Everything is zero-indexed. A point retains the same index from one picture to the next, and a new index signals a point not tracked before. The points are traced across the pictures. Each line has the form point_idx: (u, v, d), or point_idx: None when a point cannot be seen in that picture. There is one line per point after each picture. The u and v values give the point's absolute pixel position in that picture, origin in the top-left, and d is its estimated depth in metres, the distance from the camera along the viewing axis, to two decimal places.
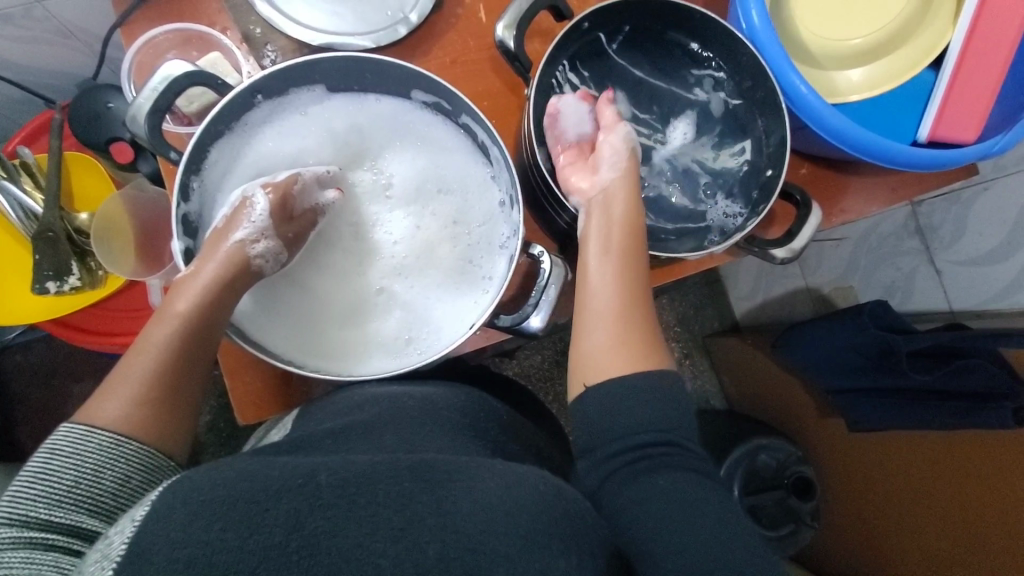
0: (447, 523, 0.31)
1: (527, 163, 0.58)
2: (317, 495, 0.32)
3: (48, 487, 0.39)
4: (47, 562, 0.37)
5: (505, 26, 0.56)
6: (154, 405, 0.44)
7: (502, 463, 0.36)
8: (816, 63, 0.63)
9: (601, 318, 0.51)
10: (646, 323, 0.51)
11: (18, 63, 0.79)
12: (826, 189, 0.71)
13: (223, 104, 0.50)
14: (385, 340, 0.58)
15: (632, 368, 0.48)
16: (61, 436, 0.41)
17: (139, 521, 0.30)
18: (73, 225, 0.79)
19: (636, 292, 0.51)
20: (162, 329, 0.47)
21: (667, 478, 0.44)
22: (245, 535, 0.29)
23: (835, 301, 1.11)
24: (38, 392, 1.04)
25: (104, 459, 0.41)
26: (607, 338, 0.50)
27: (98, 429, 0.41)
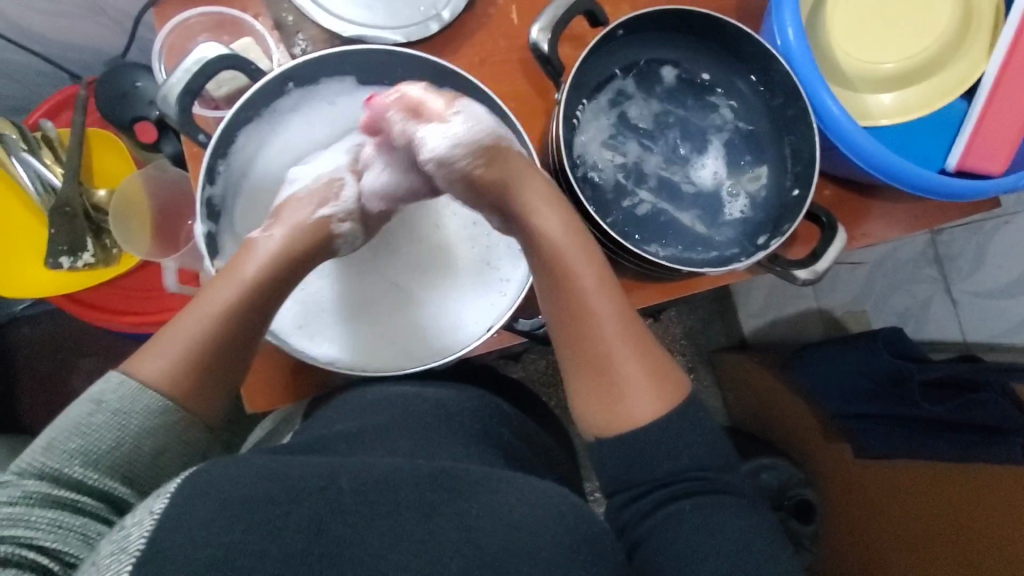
0: (471, 538, 0.32)
1: (552, 168, 0.57)
2: (339, 499, 0.32)
3: (93, 445, 0.40)
4: (75, 527, 0.37)
5: (540, 28, 0.56)
6: (204, 370, 0.44)
7: (523, 477, 0.36)
8: (849, 85, 0.63)
9: (601, 363, 0.49)
10: (649, 351, 0.50)
11: (45, 36, 0.79)
12: (850, 212, 0.71)
13: (255, 89, 0.51)
14: (413, 337, 0.58)
15: (655, 411, 0.48)
16: (114, 389, 0.41)
17: (158, 514, 0.31)
18: (90, 202, 0.79)
19: (627, 321, 0.50)
20: (222, 292, 0.47)
21: (688, 501, 0.47)
22: (268, 539, 0.30)
23: (848, 325, 1.10)
24: (44, 364, 1.04)
25: (149, 423, 0.41)
26: (608, 387, 0.49)
27: (149, 390, 0.42)
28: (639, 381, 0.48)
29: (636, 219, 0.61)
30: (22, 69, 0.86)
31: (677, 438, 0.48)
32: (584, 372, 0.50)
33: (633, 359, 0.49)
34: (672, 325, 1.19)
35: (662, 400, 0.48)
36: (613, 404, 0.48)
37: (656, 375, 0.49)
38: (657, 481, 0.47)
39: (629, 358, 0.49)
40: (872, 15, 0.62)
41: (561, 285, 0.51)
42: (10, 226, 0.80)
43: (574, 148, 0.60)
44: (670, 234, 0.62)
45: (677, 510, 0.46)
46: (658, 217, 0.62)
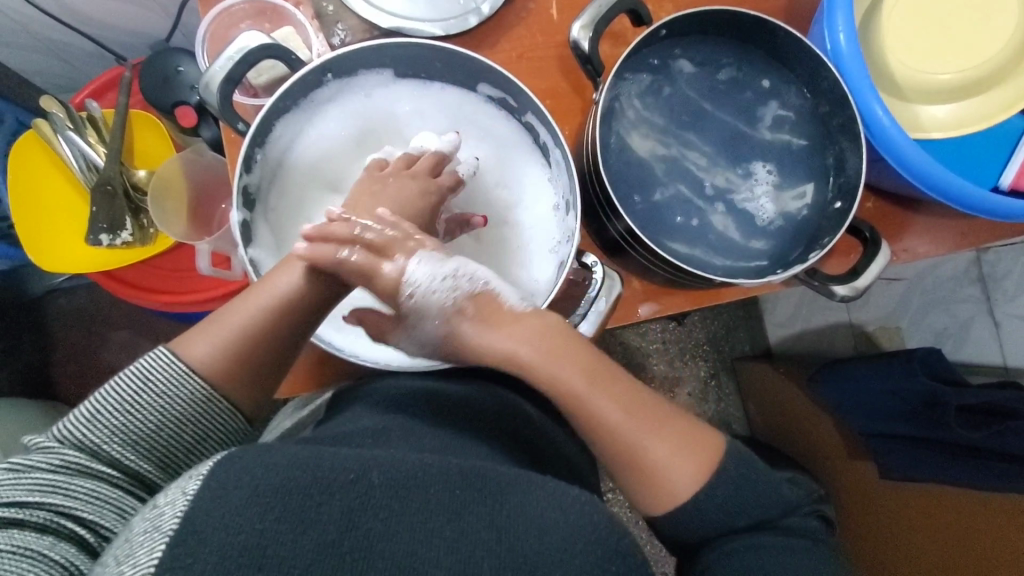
0: (502, 539, 0.32)
1: (587, 171, 0.56)
2: (370, 493, 0.33)
3: (133, 425, 0.42)
4: (110, 499, 0.41)
5: (581, 26, 0.54)
6: (245, 364, 0.45)
7: (553, 481, 0.36)
8: (901, 94, 0.60)
9: (630, 463, 0.48)
10: (680, 432, 0.50)
11: (93, 18, 0.81)
12: (893, 226, 0.68)
13: (294, 79, 0.51)
14: None
15: (690, 481, 0.49)
16: (163, 368, 0.43)
17: (191, 495, 0.31)
18: (130, 181, 0.81)
19: (636, 409, 0.48)
20: (237, 318, 0.46)
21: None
22: (300, 530, 0.30)
23: (880, 341, 1.08)
24: (79, 336, 1.08)
25: (192, 410, 0.44)
26: (656, 482, 0.49)
27: (196, 376, 0.44)
28: (671, 463, 0.48)
29: (669, 229, 0.60)
30: (69, 49, 0.88)
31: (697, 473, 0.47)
32: (618, 469, 0.49)
33: (659, 451, 0.48)
34: (696, 330, 1.17)
35: (698, 469, 0.49)
36: (659, 488, 0.49)
37: (683, 447, 0.49)
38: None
39: (654, 447, 0.48)
40: (931, 21, 0.59)
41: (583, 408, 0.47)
42: (54, 203, 0.83)
43: (609, 150, 0.59)
44: (703, 246, 0.60)
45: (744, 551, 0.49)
46: (691, 228, 0.60)
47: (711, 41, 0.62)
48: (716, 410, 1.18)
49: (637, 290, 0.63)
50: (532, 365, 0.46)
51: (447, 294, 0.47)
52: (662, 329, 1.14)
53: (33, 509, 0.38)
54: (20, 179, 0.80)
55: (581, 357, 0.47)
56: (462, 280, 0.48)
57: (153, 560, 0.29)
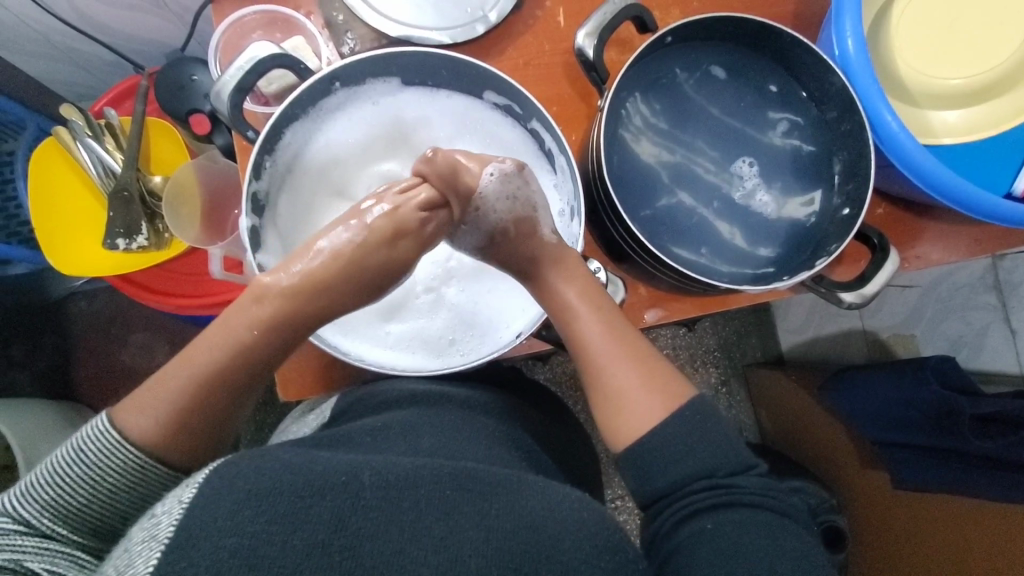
0: (490, 537, 0.33)
1: (592, 178, 0.56)
2: (361, 495, 0.33)
3: (66, 497, 0.42)
4: (59, 552, 0.40)
5: (586, 34, 0.55)
6: (207, 399, 0.45)
7: (544, 482, 0.38)
8: (912, 100, 0.59)
9: (593, 375, 0.48)
10: (650, 366, 0.47)
11: (113, 27, 0.83)
12: (903, 233, 0.67)
13: (304, 88, 0.52)
14: (452, 338, 0.58)
15: (652, 415, 0.45)
16: (98, 438, 0.43)
17: (187, 503, 0.32)
18: (147, 187, 0.83)
19: (616, 331, 0.48)
20: (168, 385, 0.44)
21: (710, 519, 0.43)
22: (290, 530, 0.31)
23: (894, 349, 1.07)
24: (96, 338, 1.10)
25: (126, 480, 0.43)
26: (616, 400, 0.46)
27: (126, 444, 0.43)
28: (634, 387, 0.46)
29: (676, 237, 0.60)
30: (90, 58, 0.90)
31: (700, 463, 0.44)
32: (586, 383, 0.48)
33: (618, 370, 0.47)
34: (706, 337, 1.16)
35: (663, 402, 0.46)
36: (617, 409, 0.46)
37: (656, 379, 0.47)
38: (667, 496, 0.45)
39: (621, 366, 0.47)
40: (942, 26, 0.59)
41: (559, 309, 0.50)
42: (71, 207, 0.85)
43: (615, 156, 0.59)
44: (711, 255, 0.60)
45: (708, 519, 0.43)
46: (698, 238, 0.60)
47: (716, 48, 0.61)
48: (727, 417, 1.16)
49: (643, 297, 0.62)
50: (539, 263, 0.51)
51: (502, 212, 0.51)
52: (672, 334, 1.14)
53: None
54: (42, 186, 0.83)
55: (573, 269, 0.51)
56: (519, 201, 0.51)
57: (149, 567, 0.29)
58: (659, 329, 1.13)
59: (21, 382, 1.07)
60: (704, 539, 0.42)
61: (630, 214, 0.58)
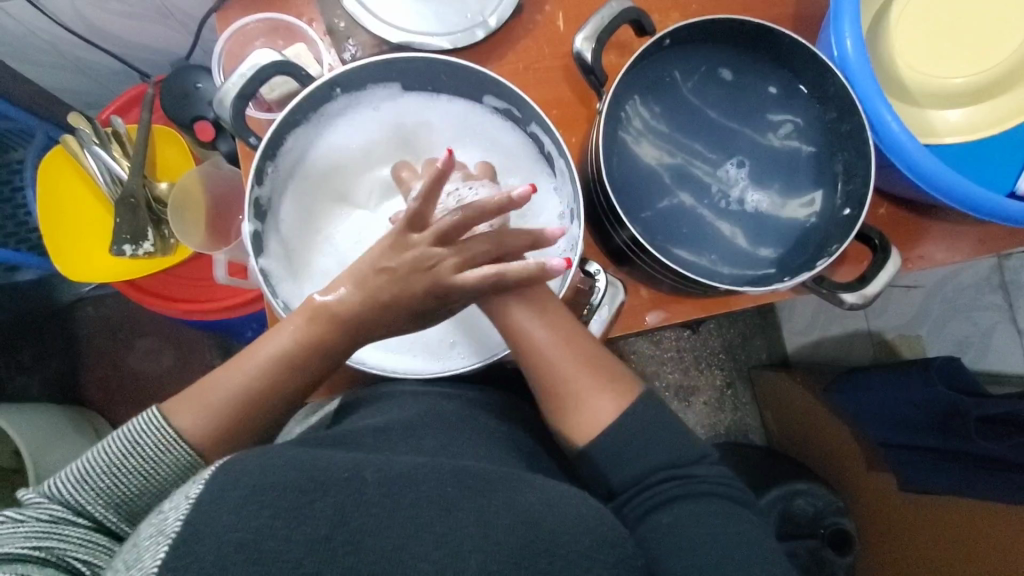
0: (489, 533, 0.33)
1: (592, 182, 0.56)
2: (362, 491, 0.33)
3: (119, 486, 0.44)
4: (102, 544, 0.42)
5: (585, 37, 0.55)
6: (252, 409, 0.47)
7: (544, 480, 0.38)
8: (912, 100, 0.59)
9: (546, 380, 0.49)
10: (600, 364, 0.49)
11: (119, 36, 0.84)
12: (906, 233, 0.67)
13: (304, 95, 0.52)
14: (451, 340, 0.57)
15: (608, 413, 0.47)
16: (154, 432, 0.45)
17: (194, 499, 0.32)
18: (152, 194, 0.84)
19: (564, 335, 0.50)
20: (222, 391, 0.47)
21: (668, 513, 0.44)
22: (293, 525, 0.31)
23: (900, 350, 1.06)
24: (104, 343, 1.11)
25: (177, 474, 0.45)
26: (572, 400, 0.48)
27: (183, 441, 0.45)
28: (587, 386, 0.48)
29: (677, 239, 0.60)
30: (98, 68, 0.92)
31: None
32: (537, 387, 0.49)
33: (571, 371, 0.48)
34: (711, 339, 1.16)
35: (617, 399, 0.48)
36: (572, 410, 0.48)
37: (608, 379, 0.48)
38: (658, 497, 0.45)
39: (572, 368, 0.48)
40: (942, 25, 0.59)
41: (504, 316, 0.50)
42: (79, 214, 0.86)
43: (615, 158, 0.59)
44: (713, 257, 0.60)
45: (666, 513, 0.44)
46: (699, 239, 0.60)
47: (714, 52, 0.62)
48: (732, 420, 1.16)
49: (644, 298, 0.63)
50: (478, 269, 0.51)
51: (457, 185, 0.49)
52: (676, 337, 1.14)
53: (33, 548, 0.38)
54: (50, 194, 0.84)
55: (528, 274, 0.51)
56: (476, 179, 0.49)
57: (155, 565, 0.30)
58: (663, 331, 1.13)
59: (29, 387, 1.08)
60: (670, 530, 0.43)
61: (630, 216, 0.58)
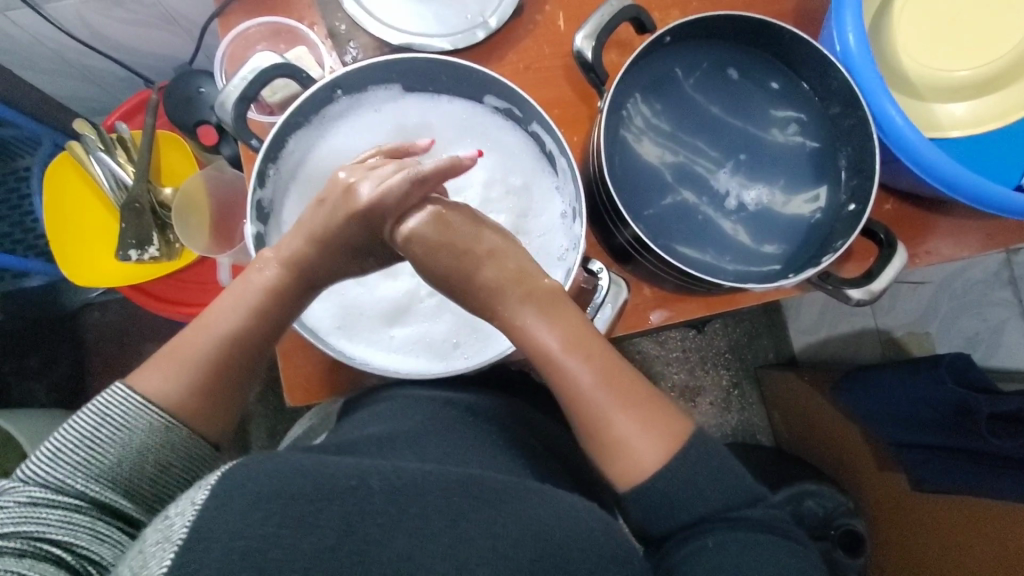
0: (497, 545, 0.33)
1: (593, 180, 0.56)
2: (368, 500, 0.33)
3: (96, 458, 0.42)
4: (83, 524, 0.40)
5: (585, 36, 0.55)
6: (219, 373, 0.47)
7: (550, 489, 0.37)
8: (917, 94, 0.59)
9: (590, 423, 0.45)
10: (646, 403, 0.46)
11: (122, 43, 0.85)
12: (912, 229, 0.66)
13: (306, 96, 0.52)
14: (449, 338, 0.57)
15: (655, 456, 0.44)
16: (121, 403, 0.44)
17: (200, 504, 0.32)
18: (157, 199, 0.84)
19: (607, 371, 0.46)
20: (190, 351, 0.47)
21: (713, 537, 0.43)
22: (300, 534, 0.31)
23: (909, 348, 1.05)
24: (111, 348, 1.12)
25: (154, 439, 0.44)
26: (617, 444, 0.45)
27: (153, 406, 0.45)
28: (634, 431, 0.44)
29: (680, 238, 0.59)
30: (103, 74, 0.93)
31: (706, 464, 0.44)
32: (579, 428, 0.46)
33: (615, 414, 0.45)
34: (717, 338, 1.15)
35: (665, 440, 0.44)
36: (617, 454, 0.45)
37: (654, 421, 0.45)
38: (667, 505, 0.43)
39: (616, 409, 0.45)
40: (944, 17, 0.58)
41: (544, 357, 0.46)
42: (84, 220, 0.86)
43: (616, 157, 0.59)
44: (717, 255, 0.59)
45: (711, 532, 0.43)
46: (703, 239, 0.60)
47: (717, 49, 0.61)
48: (739, 420, 1.15)
49: (648, 297, 0.62)
50: (509, 301, 0.47)
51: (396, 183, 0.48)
52: (681, 336, 1.13)
53: (9, 538, 0.37)
54: (57, 200, 0.84)
55: (562, 311, 0.47)
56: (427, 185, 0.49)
57: (163, 569, 0.29)
58: (668, 331, 1.13)
59: (38, 394, 1.09)
60: (705, 558, 0.42)
61: (630, 213, 0.57)
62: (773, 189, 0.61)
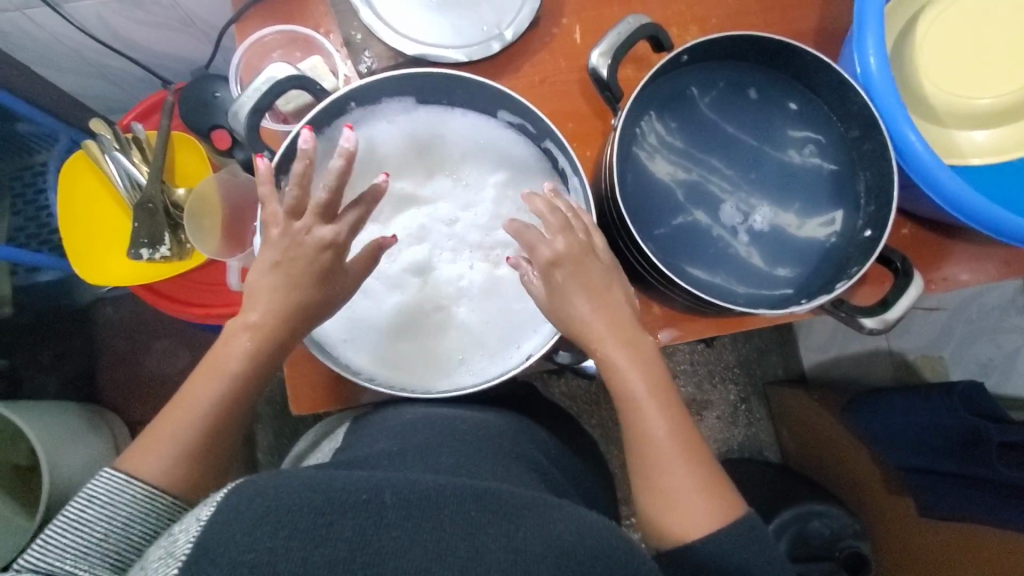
0: (517, 560, 0.32)
1: (605, 198, 0.56)
2: (382, 514, 0.33)
3: (80, 540, 0.43)
4: None
5: (600, 53, 0.54)
6: (212, 438, 0.48)
7: (571, 505, 0.37)
8: (939, 119, 0.58)
9: (650, 471, 0.48)
10: (706, 471, 0.48)
11: (141, 44, 0.86)
12: (929, 254, 0.65)
13: (320, 108, 0.52)
14: (453, 356, 0.56)
15: (705, 522, 0.46)
16: (104, 484, 0.45)
17: (205, 520, 0.33)
18: (171, 199, 0.85)
19: (679, 430, 0.48)
20: (178, 428, 0.47)
21: None
22: (310, 545, 0.31)
23: (922, 372, 1.04)
24: (121, 343, 1.13)
25: (137, 512, 0.45)
26: (672, 499, 0.47)
27: (136, 481, 0.46)
28: (690, 492, 0.47)
29: (691, 259, 0.59)
30: (122, 74, 0.93)
31: None
32: (636, 477, 0.49)
33: (675, 472, 0.47)
34: (725, 353, 1.13)
35: (717, 509, 0.46)
36: (668, 507, 0.47)
37: (710, 487, 0.47)
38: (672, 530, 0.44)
39: (677, 468, 0.47)
40: (968, 43, 0.57)
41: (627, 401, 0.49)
42: (98, 217, 0.87)
43: (629, 175, 0.58)
44: (729, 277, 0.58)
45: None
46: (715, 262, 0.59)
47: (735, 69, 0.61)
48: (746, 435, 1.13)
49: (656, 316, 0.62)
50: (606, 344, 0.49)
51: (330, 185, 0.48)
52: (690, 350, 1.12)
53: None
54: (73, 199, 0.86)
55: (650, 364, 0.50)
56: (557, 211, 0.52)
57: None
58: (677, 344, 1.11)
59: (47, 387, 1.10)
60: None
61: (640, 233, 0.57)
62: (787, 213, 0.60)
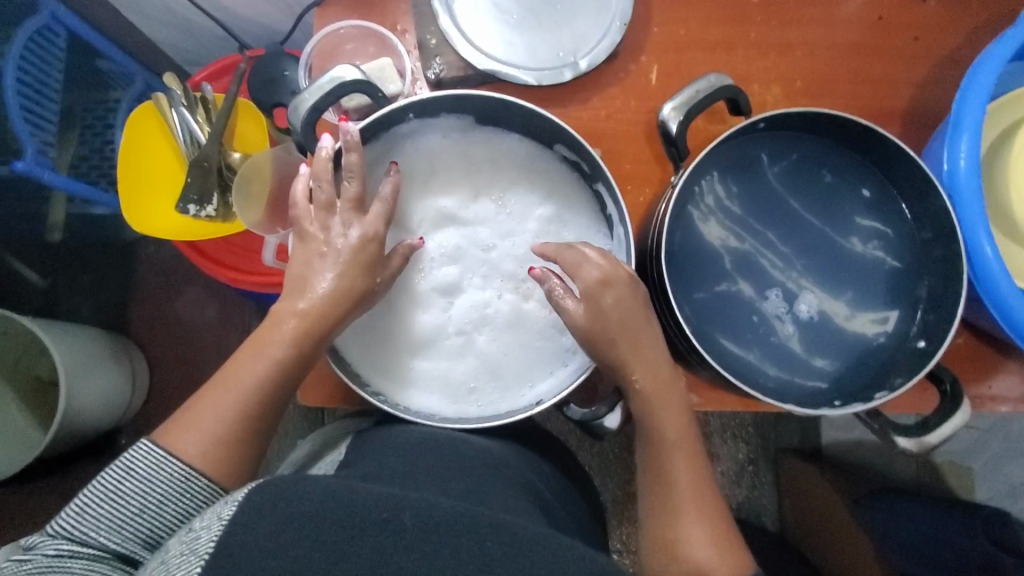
0: None
1: (649, 254, 0.54)
2: (402, 534, 0.33)
3: (116, 513, 0.44)
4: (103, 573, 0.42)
5: (673, 107, 0.53)
6: (246, 420, 0.48)
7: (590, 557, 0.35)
8: (1020, 237, 0.54)
9: (667, 517, 0.50)
10: (721, 525, 0.50)
11: (225, 6, 0.87)
12: (981, 369, 0.61)
13: (379, 115, 0.52)
14: (463, 383, 0.55)
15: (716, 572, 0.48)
16: (143, 458, 0.45)
17: (226, 522, 0.33)
18: (226, 161, 0.86)
19: (698, 483, 0.50)
20: (216, 408, 0.47)
21: None
22: (334, 561, 0.32)
23: (947, 477, 1.02)
24: (156, 283, 1.16)
25: (172, 491, 0.45)
26: (686, 546, 0.49)
27: (174, 459, 0.45)
28: (704, 543, 0.49)
29: (726, 332, 0.56)
30: (203, 30, 0.95)
31: None
32: (652, 519, 0.51)
33: (691, 522, 0.49)
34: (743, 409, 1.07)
35: (728, 563, 0.48)
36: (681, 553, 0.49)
37: (723, 542, 0.49)
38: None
39: (694, 517, 0.49)
40: None
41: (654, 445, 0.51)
42: (155, 166, 0.90)
43: (678, 233, 0.56)
44: (760, 358, 0.56)
45: None
46: (751, 339, 0.56)
47: (812, 143, 0.58)
48: (747, 497, 1.06)
49: None
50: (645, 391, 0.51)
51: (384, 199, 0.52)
52: None
53: None
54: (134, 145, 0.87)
55: (682, 416, 0.52)
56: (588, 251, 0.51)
57: None
58: None
59: (82, 311, 1.14)
60: None
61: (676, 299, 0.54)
62: (837, 302, 0.57)
